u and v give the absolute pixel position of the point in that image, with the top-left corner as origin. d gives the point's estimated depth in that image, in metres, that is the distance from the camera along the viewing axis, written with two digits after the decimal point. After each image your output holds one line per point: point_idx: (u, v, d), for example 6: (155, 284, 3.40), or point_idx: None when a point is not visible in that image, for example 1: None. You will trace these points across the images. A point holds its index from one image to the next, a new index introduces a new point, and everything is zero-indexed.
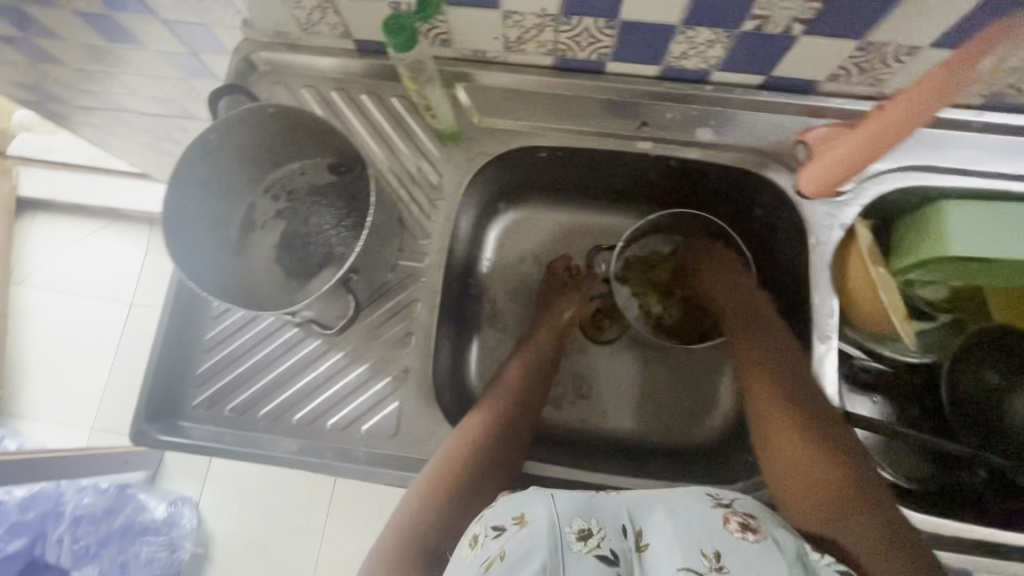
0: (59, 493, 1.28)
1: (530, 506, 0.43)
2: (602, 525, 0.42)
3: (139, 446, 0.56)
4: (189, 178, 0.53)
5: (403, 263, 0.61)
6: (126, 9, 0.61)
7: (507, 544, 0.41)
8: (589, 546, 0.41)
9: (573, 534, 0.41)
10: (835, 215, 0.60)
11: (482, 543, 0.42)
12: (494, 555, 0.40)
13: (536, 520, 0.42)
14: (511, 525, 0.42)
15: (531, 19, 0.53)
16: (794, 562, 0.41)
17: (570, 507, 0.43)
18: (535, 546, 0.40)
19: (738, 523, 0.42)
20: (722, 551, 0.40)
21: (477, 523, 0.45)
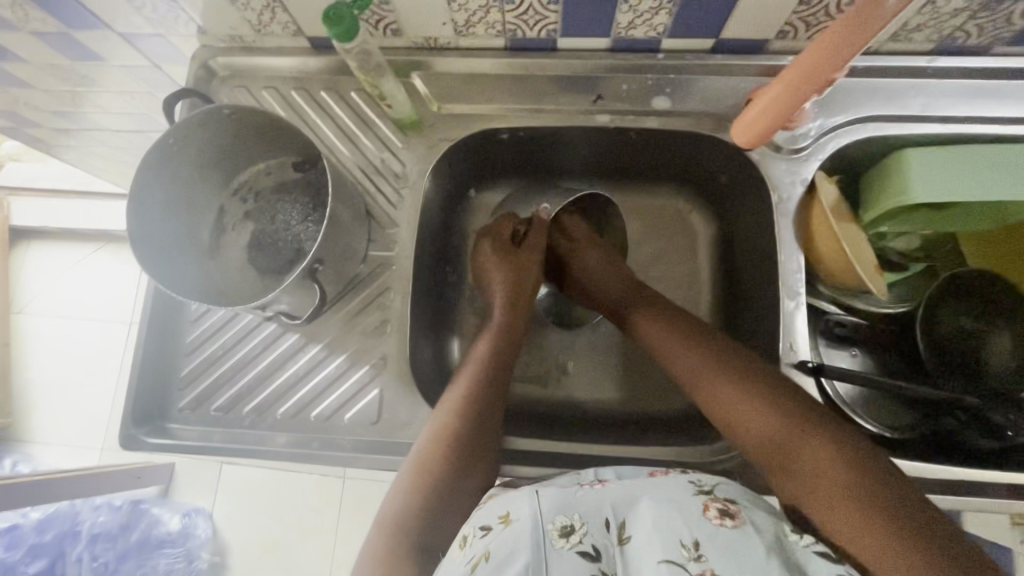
0: (74, 513, 1.32)
1: (513, 505, 0.44)
2: (585, 521, 0.43)
3: (129, 450, 0.57)
4: (154, 184, 0.54)
5: (374, 254, 0.62)
6: (83, 26, 0.62)
7: (492, 545, 0.42)
8: (571, 542, 0.42)
9: (555, 532, 0.42)
10: (797, 172, 0.61)
11: (470, 542, 0.43)
12: (478, 554, 0.42)
13: (521, 517, 0.43)
14: (496, 525, 0.43)
15: (475, 1, 0.54)
16: (770, 544, 0.42)
17: (553, 505, 0.44)
18: (519, 545, 0.41)
19: (716, 510, 0.43)
20: (700, 539, 0.41)
21: (466, 527, 0.46)
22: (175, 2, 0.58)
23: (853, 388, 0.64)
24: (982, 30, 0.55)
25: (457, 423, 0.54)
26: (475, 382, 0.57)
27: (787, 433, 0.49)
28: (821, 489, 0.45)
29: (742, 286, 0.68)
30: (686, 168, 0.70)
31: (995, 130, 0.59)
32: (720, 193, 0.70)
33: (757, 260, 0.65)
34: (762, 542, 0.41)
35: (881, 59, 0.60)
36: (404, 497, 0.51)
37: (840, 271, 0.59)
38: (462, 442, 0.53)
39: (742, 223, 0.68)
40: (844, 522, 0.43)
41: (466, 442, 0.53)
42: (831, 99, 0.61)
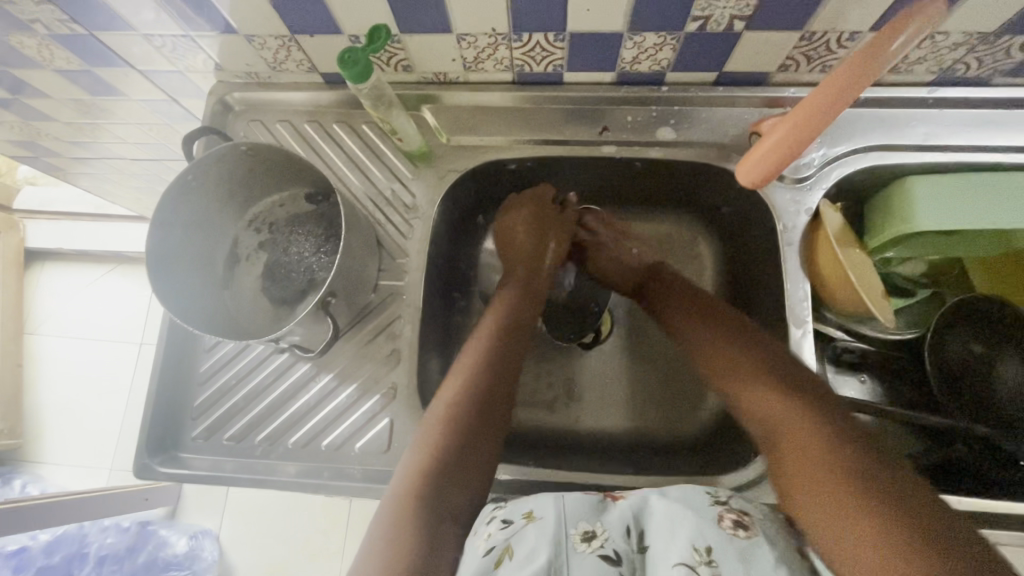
0: (82, 534, 1.32)
1: (539, 505, 0.45)
2: (608, 528, 0.43)
3: (143, 480, 0.58)
4: (172, 219, 0.56)
5: (384, 283, 0.63)
6: (105, 64, 0.64)
7: (514, 541, 0.42)
8: (593, 547, 0.41)
9: (577, 536, 0.42)
10: (801, 201, 0.62)
11: (490, 534, 0.44)
12: (499, 546, 0.42)
13: (545, 517, 0.44)
14: (519, 521, 0.44)
15: (484, 39, 0.55)
16: (785, 558, 0.40)
17: (577, 511, 0.44)
18: (539, 543, 0.42)
19: (731, 520, 0.42)
20: (713, 546, 0.40)
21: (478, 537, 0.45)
22: (194, 42, 0.60)
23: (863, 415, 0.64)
24: (982, 62, 0.56)
25: (474, 380, 0.52)
26: (488, 360, 0.55)
27: (795, 416, 0.45)
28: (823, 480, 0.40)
29: (749, 312, 0.68)
30: (691, 195, 0.71)
31: (998, 159, 0.59)
32: (726, 220, 0.71)
33: (764, 287, 0.65)
34: (774, 553, 0.40)
35: (883, 89, 0.61)
36: (419, 456, 0.47)
37: (847, 301, 0.60)
38: (485, 395, 0.52)
39: (747, 249, 0.69)
40: (820, 502, 0.40)
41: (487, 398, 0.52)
42: (834, 129, 0.62)
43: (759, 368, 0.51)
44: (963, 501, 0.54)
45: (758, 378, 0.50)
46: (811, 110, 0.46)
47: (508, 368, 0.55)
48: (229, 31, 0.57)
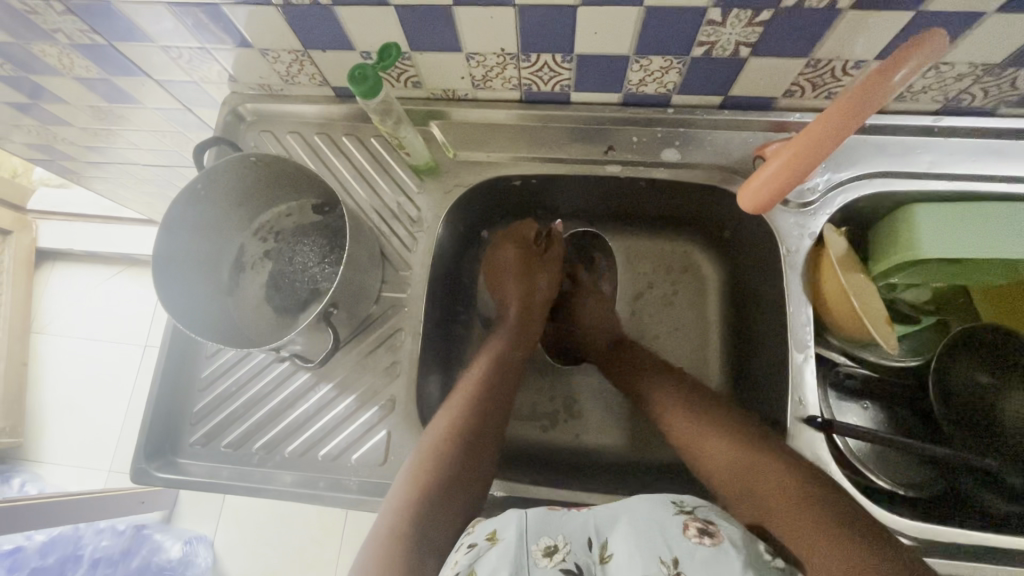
0: (77, 536, 1.32)
1: (501, 524, 0.45)
2: (568, 541, 0.43)
3: (138, 484, 0.58)
4: (179, 226, 0.56)
5: (387, 295, 0.64)
6: (123, 72, 0.65)
7: (478, 565, 0.42)
8: (555, 561, 0.42)
9: (539, 552, 0.42)
10: (805, 225, 0.62)
11: (457, 560, 0.43)
12: (465, 571, 0.42)
13: (508, 536, 0.44)
14: (483, 543, 0.43)
15: (492, 58, 0.56)
16: (750, 561, 0.41)
17: (539, 526, 0.44)
18: (502, 562, 0.41)
19: (697, 528, 0.42)
20: (679, 556, 0.40)
21: (457, 550, 0.45)
22: (209, 54, 0.61)
23: (864, 443, 0.63)
24: (987, 92, 0.56)
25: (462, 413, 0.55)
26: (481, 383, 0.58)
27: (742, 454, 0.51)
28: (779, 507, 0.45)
29: (751, 334, 0.68)
30: (696, 216, 0.71)
31: (1003, 189, 0.59)
32: (730, 241, 0.71)
33: (767, 311, 0.65)
34: (740, 556, 0.41)
35: (889, 117, 0.61)
36: (405, 495, 0.49)
37: (850, 323, 0.59)
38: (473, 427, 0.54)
39: (750, 273, 0.69)
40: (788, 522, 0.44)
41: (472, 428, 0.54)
42: (839, 155, 0.62)
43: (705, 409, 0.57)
44: (965, 533, 0.53)
45: (711, 433, 0.54)
46: (805, 146, 0.47)
47: (503, 398, 0.58)
48: (244, 44, 0.58)
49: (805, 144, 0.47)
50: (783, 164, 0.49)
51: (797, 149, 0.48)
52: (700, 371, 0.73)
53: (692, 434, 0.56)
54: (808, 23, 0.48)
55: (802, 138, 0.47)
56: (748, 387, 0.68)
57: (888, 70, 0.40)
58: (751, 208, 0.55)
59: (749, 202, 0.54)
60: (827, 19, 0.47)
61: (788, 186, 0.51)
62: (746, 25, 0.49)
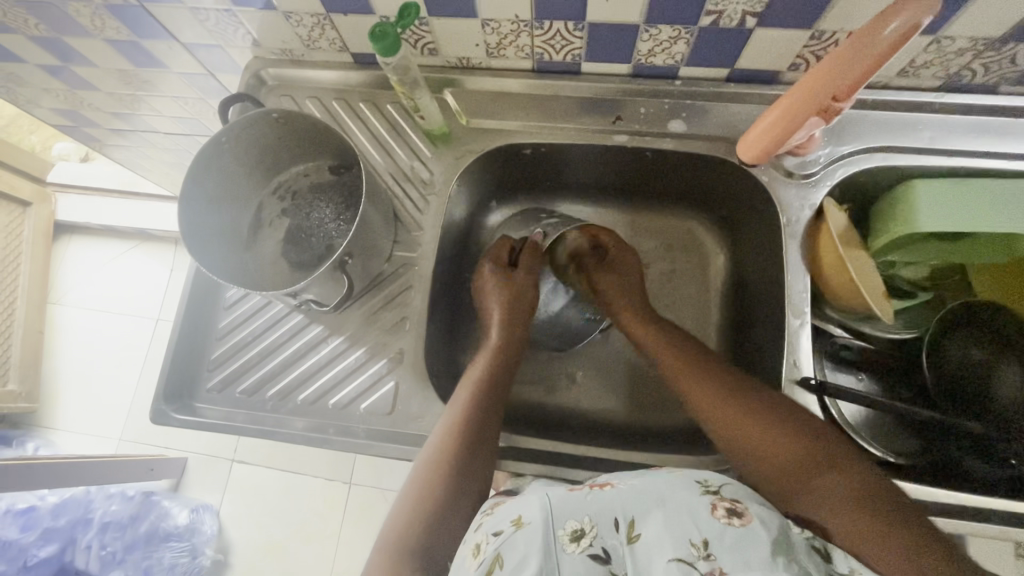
0: (88, 500, 1.36)
1: (526, 510, 0.46)
2: (596, 523, 0.44)
3: (158, 425, 0.60)
4: (203, 178, 0.59)
5: (398, 254, 0.66)
6: (151, 35, 0.68)
7: (504, 549, 0.43)
8: (582, 546, 0.43)
9: (566, 537, 0.43)
10: (805, 197, 0.63)
11: (485, 548, 0.44)
12: (490, 556, 0.43)
13: (533, 521, 0.44)
14: (509, 529, 0.45)
15: (507, 25, 0.58)
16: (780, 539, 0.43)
17: (563, 510, 0.45)
18: (530, 548, 0.43)
19: (725, 509, 0.44)
20: (710, 538, 0.42)
21: (478, 534, 0.47)
22: (235, 17, 0.63)
23: (860, 412, 0.65)
24: (988, 69, 0.57)
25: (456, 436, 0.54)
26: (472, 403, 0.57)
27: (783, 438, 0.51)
28: (839, 507, 0.46)
29: (750, 305, 0.70)
30: (699, 190, 0.73)
31: (1002, 166, 0.61)
32: (732, 215, 0.72)
33: (767, 281, 0.67)
34: (769, 534, 0.42)
35: (891, 93, 0.63)
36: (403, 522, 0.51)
37: (847, 292, 0.61)
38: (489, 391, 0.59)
39: (752, 246, 0.70)
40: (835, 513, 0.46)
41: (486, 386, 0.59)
42: (841, 130, 0.64)
43: (733, 387, 0.57)
44: (950, 494, 0.54)
45: (749, 421, 0.53)
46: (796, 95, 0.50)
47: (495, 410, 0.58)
48: (269, 7, 0.60)
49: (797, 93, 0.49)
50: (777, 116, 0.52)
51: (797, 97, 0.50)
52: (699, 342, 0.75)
53: (721, 416, 0.56)
54: None
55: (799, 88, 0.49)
56: (744, 356, 0.70)
57: (876, 28, 0.43)
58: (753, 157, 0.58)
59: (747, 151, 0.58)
60: None
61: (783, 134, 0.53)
62: None
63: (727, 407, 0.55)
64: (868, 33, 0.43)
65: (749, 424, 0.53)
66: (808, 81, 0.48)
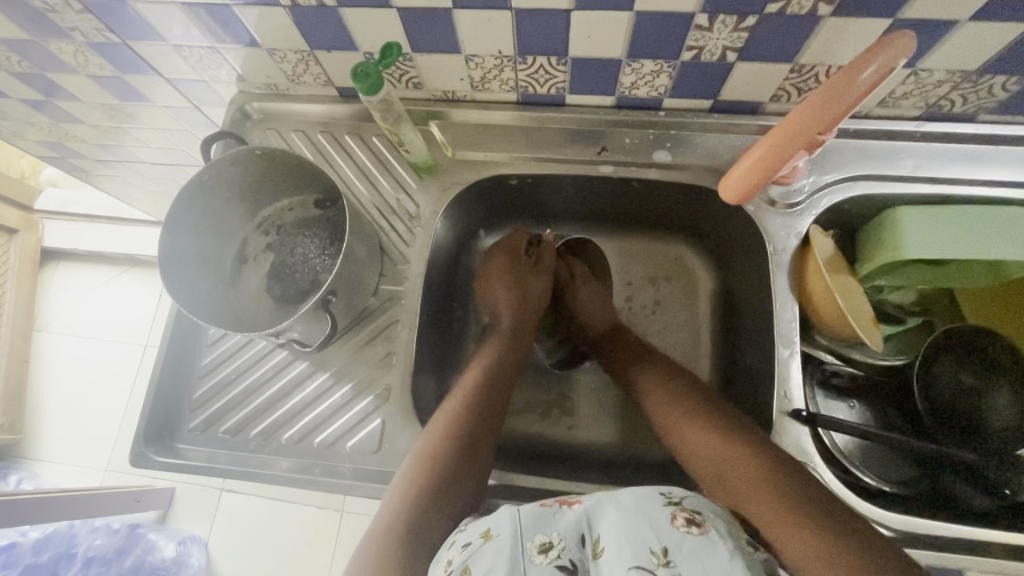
0: (72, 534, 1.32)
1: (495, 522, 0.45)
2: (563, 536, 0.43)
3: (137, 468, 0.59)
4: (185, 216, 0.58)
5: (385, 288, 0.65)
6: (135, 70, 0.68)
7: (471, 561, 0.42)
8: (550, 558, 0.41)
9: (534, 549, 0.42)
10: (791, 226, 0.64)
11: (453, 561, 0.44)
12: (458, 568, 0.43)
13: (501, 533, 0.44)
14: (477, 541, 0.44)
15: (490, 60, 0.59)
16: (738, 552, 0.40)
17: (531, 523, 0.44)
18: (495, 560, 0.42)
19: (686, 519, 0.42)
20: (669, 546, 0.40)
21: (450, 548, 0.46)
22: (219, 54, 0.63)
23: (852, 441, 0.64)
24: (966, 99, 0.58)
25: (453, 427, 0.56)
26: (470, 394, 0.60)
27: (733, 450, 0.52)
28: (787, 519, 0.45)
29: (740, 332, 0.70)
30: (686, 218, 0.73)
31: (982, 193, 0.61)
32: (720, 243, 0.72)
33: (755, 309, 0.67)
34: (728, 546, 0.40)
35: (872, 122, 0.63)
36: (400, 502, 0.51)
37: (835, 322, 0.60)
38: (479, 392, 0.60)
39: (740, 275, 0.70)
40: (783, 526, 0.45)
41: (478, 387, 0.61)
42: (824, 159, 0.64)
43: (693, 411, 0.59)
44: (946, 526, 0.53)
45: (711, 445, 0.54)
46: (795, 121, 0.47)
47: (495, 398, 0.61)
48: (252, 44, 0.60)
49: (795, 120, 0.47)
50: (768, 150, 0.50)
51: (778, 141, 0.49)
52: (691, 369, 0.75)
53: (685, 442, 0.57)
54: (790, 30, 0.51)
55: (793, 119, 0.47)
56: (735, 384, 0.69)
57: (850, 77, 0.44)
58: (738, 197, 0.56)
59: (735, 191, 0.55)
60: (809, 25, 0.50)
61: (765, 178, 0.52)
62: (732, 30, 0.51)
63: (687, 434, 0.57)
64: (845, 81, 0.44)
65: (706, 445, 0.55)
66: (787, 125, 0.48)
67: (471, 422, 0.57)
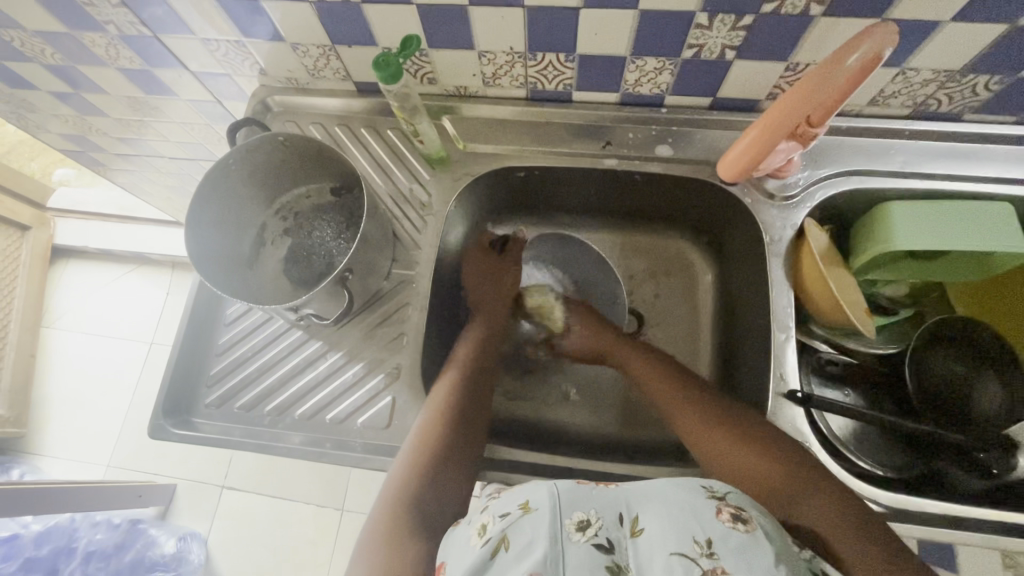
0: (72, 529, 1.32)
1: (533, 496, 0.46)
2: (601, 515, 0.44)
3: (155, 439, 0.61)
4: (209, 198, 0.61)
5: (397, 272, 0.68)
6: (162, 64, 0.71)
7: (511, 531, 0.43)
8: (587, 536, 0.43)
9: (572, 526, 0.43)
10: (787, 218, 0.66)
11: (489, 527, 0.45)
12: (496, 537, 0.43)
13: (541, 508, 0.45)
14: (515, 511, 0.45)
15: (502, 57, 0.62)
16: (780, 550, 0.42)
17: (571, 502, 0.45)
18: (536, 532, 0.43)
19: (729, 513, 0.44)
20: (713, 539, 0.41)
21: (485, 514, 0.47)
22: (244, 48, 0.67)
23: (848, 427, 0.66)
24: (952, 98, 0.61)
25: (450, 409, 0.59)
26: (462, 378, 0.63)
27: (769, 456, 0.53)
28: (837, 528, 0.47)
29: (738, 320, 0.72)
30: (686, 212, 0.76)
31: (969, 188, 0.64)
32: (719, 236, 0.75)
33: (753, 298, 0.69)
34: (770, 545, 0.42)
35: (863, 120, 0.66)
36: (404, 483, 0.53)
37: (827, 309, 0.63)
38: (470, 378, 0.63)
39: (738, 266, 0.73)
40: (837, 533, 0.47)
41: (464, 372, 0.64)
42: (818, 155, 0.67)
43: (717, 411, 0.59)
44: (935, 503, 0.56)
45: (744, 450, 0.55)
46: (787, 104, 0.52)
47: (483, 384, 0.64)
48: (277, 38, 0.64)
49: (788, 102, 0.52)
50: (762, 130, 0.55)
51: (771, 122, 0.54)
52: (690, 358, 0.77)
53: (712, 444, 0.57)
54: (785, 30, 0.54)
55: (785, 101, 0.52)
56: (733, 372, 0.72)
57: (837, 61, 0.47)
58: (732, 176, 0.63)
59: (727, 171, 0.63)
60: (803, 24, 0.53)
61: (759, 157, 0.58)
62: (730, 29, 0.55)
63: (717, 435, 0.57)
64: (833, 64, 0.47)
65: (733, 447, 0.55)
66: (779, 106, 0.53)
67: (466, 405, 0.60)
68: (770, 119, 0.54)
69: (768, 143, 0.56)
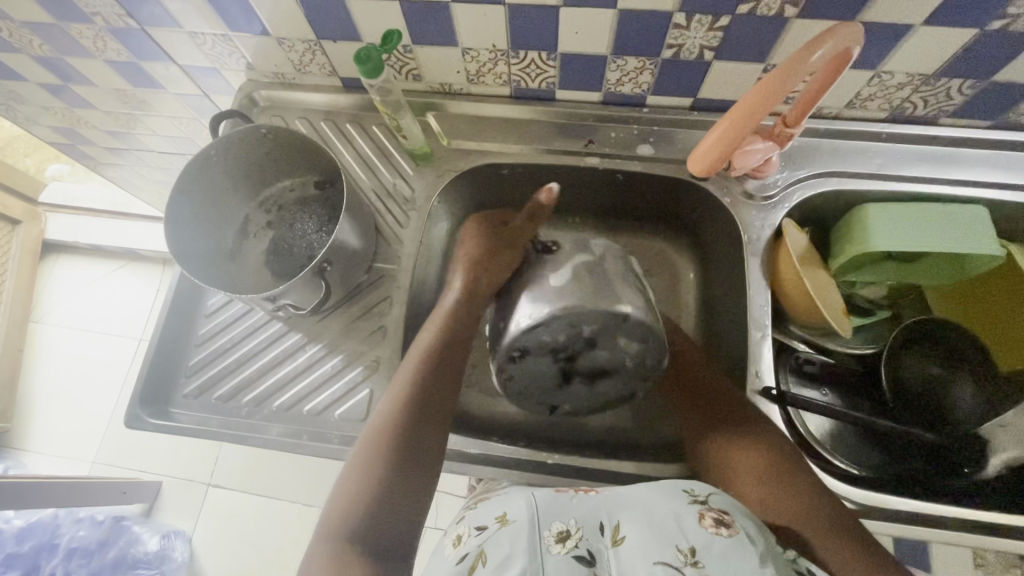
0: (55, 525, 1.31)
1: (512, 509, 0.47)
2: (581, 526, 0.45)
3: (131, 429, 0.61)
4: (191, 190, 0.62)
5: (378, 266, 0.68)
6: (150, 57, 0.72)
7: (488, 545, 0.44)
8: (568, 547, 0.43)
9: (553, 538, 0.44)
10: (766, 219, 0.67)
11: (464, 541, 0.46)
12: (473, 552, 0.44)
13: (519, 520, 0.46)
14: (493, 525, 0.46)
15: (485, 54, 0.63)
16: (767, 556, 0.42)
17: (549, 512, 0.46)
18: (515, 545, 0.43)
19: (713, 519, 0.44)
20: (696, 547, 0.42)
21: (461, 527, 0.49)
22: (231, 42, 0.67)
23: (824, 426, 0.66)
24: (927, 102, 0.62)
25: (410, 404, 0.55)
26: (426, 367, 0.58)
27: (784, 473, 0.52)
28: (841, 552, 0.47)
29: (718, 319, 0.73)
30: (669, 212, 0.77)
31: (944, 191, 0.65)
32: (701, 236, 0.76)
33: (732, 297, 0.70)
34: (756, 548, 0.42)
35: (841, 123, 0.67)
36: (357, 486, 0.50)
37: (803, 309, 0.64)
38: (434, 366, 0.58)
39: (718, 265, 0.74)
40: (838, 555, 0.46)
41: (433, 364, 0.59)
42: (797, 156, 0.68)
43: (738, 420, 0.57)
44: (905, 500, 0.56)
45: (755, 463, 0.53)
46: (748, 104, 0.52)
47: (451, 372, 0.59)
48: (263, 33, 0.64)
49: (749, 102, 0.52)
50: (727, 126, 0.56)
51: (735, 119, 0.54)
52: None
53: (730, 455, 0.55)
54: (760, 32, 0.55)
55: (745, 101, 0.53)
56: None
57: (802, 59, 0.48)
58: (701, 169, 0.62)
59: (694, 167, 0.63)
60: (779, 26, 0.54)
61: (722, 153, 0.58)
62: (706, 30, 0.56)
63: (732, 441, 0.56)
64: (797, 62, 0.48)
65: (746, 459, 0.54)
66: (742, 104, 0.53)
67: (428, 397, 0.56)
68: (732, 117, 0.54)
69: (732, 141, 0.56)
